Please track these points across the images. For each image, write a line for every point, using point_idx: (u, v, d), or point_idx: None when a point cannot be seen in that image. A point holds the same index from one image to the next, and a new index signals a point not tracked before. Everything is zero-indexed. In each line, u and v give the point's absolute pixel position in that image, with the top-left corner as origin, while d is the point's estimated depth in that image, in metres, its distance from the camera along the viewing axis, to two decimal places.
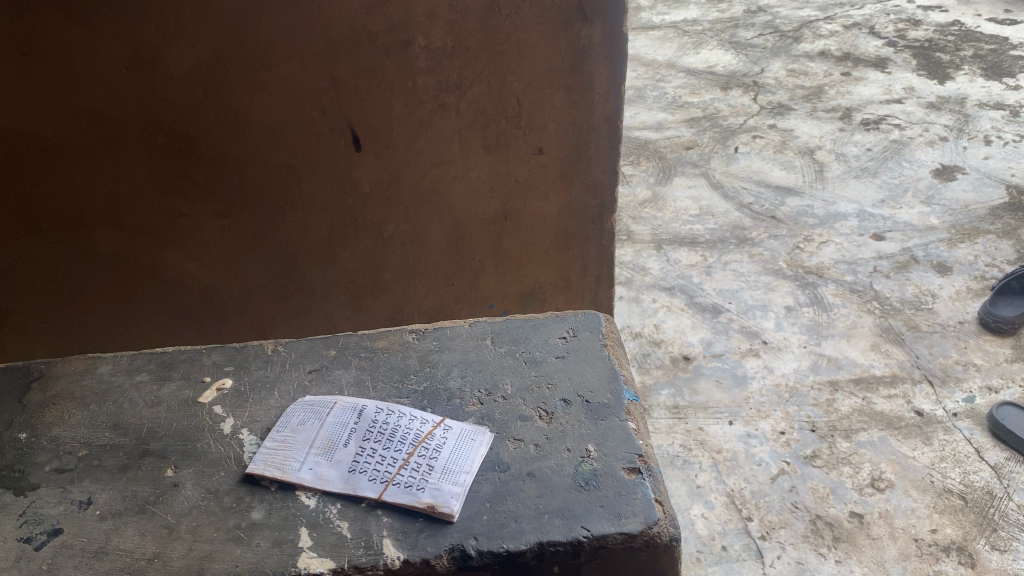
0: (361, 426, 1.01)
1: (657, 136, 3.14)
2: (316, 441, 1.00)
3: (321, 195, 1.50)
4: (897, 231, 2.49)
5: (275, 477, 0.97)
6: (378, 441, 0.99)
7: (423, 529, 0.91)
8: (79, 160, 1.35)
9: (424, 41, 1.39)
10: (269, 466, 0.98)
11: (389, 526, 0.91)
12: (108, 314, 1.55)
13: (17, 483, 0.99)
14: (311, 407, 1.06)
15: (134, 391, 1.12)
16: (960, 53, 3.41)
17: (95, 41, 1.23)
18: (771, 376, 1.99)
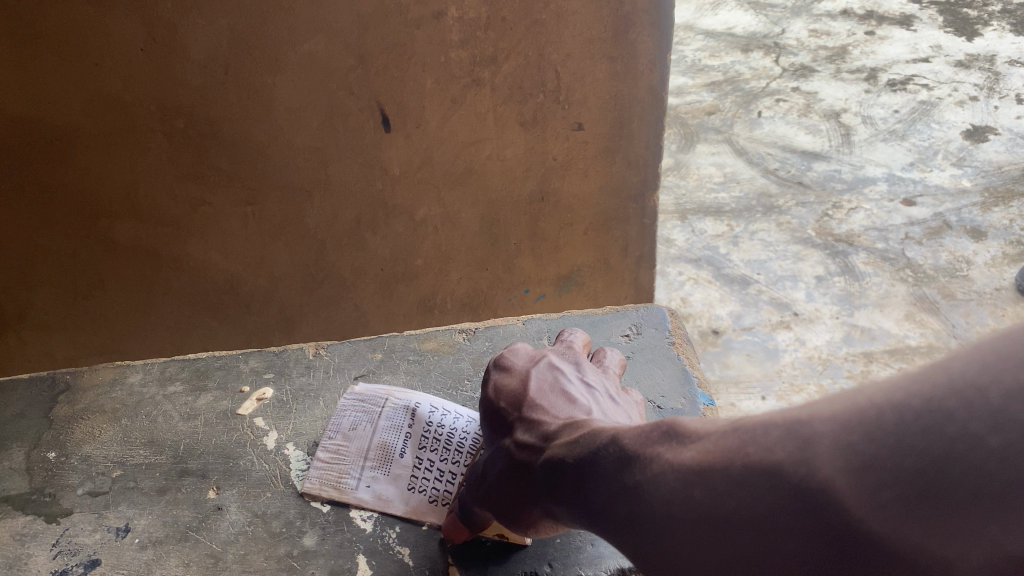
0: (417, 431, 0.95)
1: (678, 101, 3.03)
2: (371, 451, 0.94)
3: (349, 179, 1.42)
4: (928, 195, 2.41)
5: (331, 498, 0.91)
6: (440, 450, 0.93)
7: (491, 555, 0.85)
8: (95, 148, 1.29)
9: (457, 12, 1.28)
10: (324, 484, 0.92)
11: (455, 552, 0.86)
12: (131, 305, 1.51)
13: (48, 508, 0.93)
14: (363, 407, 0.99)
15: (168, 403, 1.05)
16: (988, 8, 3.29)
17: (106, 21, 1.16)
18: (804, 348, 2.02)
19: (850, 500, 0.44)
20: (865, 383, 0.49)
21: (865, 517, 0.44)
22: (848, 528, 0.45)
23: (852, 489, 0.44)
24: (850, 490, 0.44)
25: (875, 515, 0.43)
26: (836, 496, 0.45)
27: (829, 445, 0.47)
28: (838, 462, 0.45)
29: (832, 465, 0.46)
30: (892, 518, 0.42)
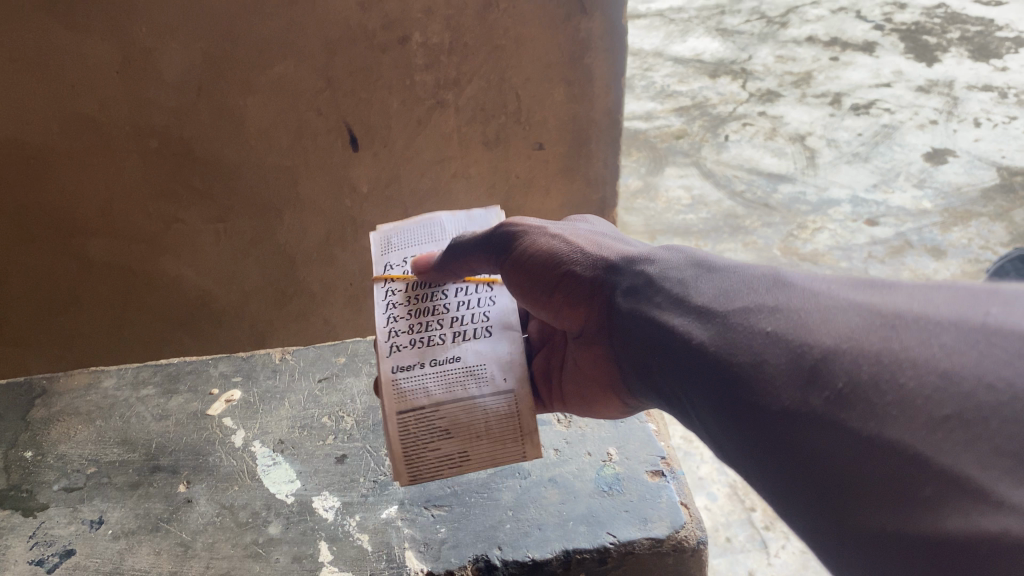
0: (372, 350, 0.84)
1: (647, 126, 3.11)
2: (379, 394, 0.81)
3: (319, 196, 1.48)
4: (891, 216, 2.49)
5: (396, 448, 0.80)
6: (431, 346, 0.80)
7: (445, 540, 0.86)
8: (73, 167, 1.34)
9: (421, 37, 1.33)
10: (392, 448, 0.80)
11: (411, 539, 0.87)
12: (106, 320, 1.56)
13: (25, 503, 0.97)
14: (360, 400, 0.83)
15: (141, 405, 1.10)
16: (947, 35, 3.41)
17: (84, 45, 1.21)
18: None
19: (943, 339, 0.44)
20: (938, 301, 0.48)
21: (936, 342, 0.44)
22: (902, 360, 0.44)
23: (958, 326, 0.44)
24: (949, 332, 0.44)
25: (938, 384, 0.41)
26: (917, 335, 0.45)
27: (960, 303, 0.46)
28: (960, 307, 0.46)
29: (952, 309, 0.46)
30: (930, 420, 0.40)
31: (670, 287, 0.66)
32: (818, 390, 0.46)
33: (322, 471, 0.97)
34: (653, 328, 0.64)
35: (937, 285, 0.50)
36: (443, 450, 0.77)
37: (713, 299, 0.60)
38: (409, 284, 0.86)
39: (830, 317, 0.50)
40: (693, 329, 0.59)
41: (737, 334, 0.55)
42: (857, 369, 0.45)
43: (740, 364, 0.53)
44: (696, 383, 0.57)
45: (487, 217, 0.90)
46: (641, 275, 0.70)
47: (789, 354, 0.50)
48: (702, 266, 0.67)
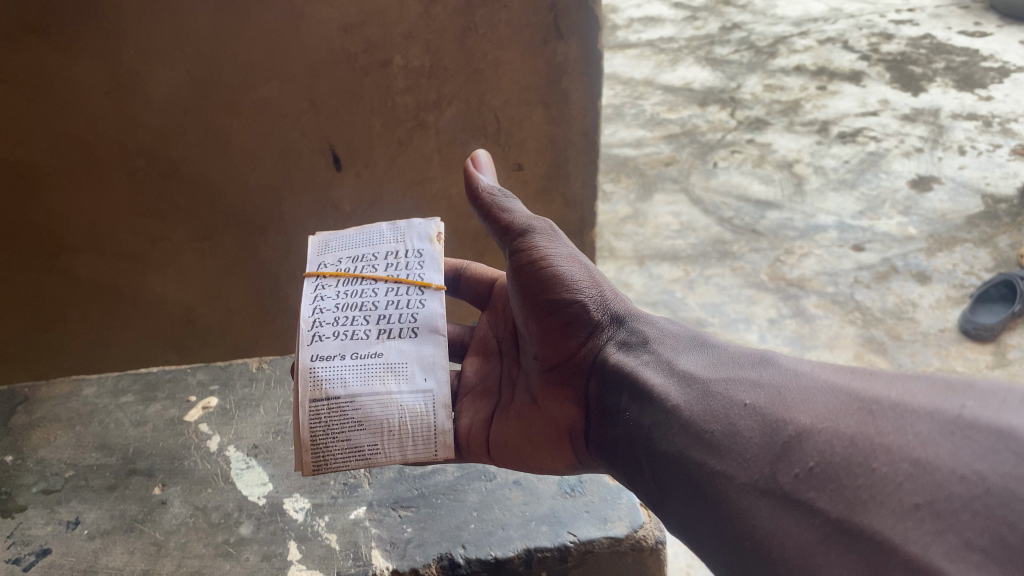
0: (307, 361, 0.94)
1: (637, 153, 3.15)
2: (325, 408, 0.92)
3: (303, 215, 1.51)
4: (876, 241, 2.50)
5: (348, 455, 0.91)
6: (355, 341, 0.94)
7: (410, 540, 0.97)
8: (61, 186, 1.38)
9: (402, 61, 1.37)
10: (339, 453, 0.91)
11: (378, 538, 0.98)
12: (91, 336, 1.58)
13: (4, 505, 1.06)
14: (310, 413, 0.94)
15: (119, 412, 1.20)
16: (932, 65, 3.47)
17: (73, 66, 1.25)
18: None
19: (917, 428, 0.57)
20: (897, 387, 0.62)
21: (911, 430, 0.57)
22: (876, 440, 0.57)
23: (934, 417, 0.57)
24: (923, 421, 0.57)
25: (909, 472, 0.54)
26: (890, 417, 0.59)
27: (936, 394, 0.59)
28: (936, 400, 0.58)
29: (926, 400, 0.59)
30: (907, 506, 0.53)
31: (665, 352, 0.84)
32: (785, 465, 0.61)
33: (294, 474, 1.08)
34: (638, 384, 0.81)
35: (913, 378, 0.62)
36: (355, 442, 0.91)
37: (701, 369, 0.77)
38: (340, 280, 0.99)
39: (811, 397, 0.65)
40: (670, 392, 0.76)
41: (713, 403, 0.71)
42: (829, 451, 0.59)
43: (713, 432, 0.68)
44: (674, 436, 0.72)
45: (425, 225, 1.03)
46: (637, 331, 0.90)
47: (762, 428, 0.65)
48: (698, 338, 0.85)
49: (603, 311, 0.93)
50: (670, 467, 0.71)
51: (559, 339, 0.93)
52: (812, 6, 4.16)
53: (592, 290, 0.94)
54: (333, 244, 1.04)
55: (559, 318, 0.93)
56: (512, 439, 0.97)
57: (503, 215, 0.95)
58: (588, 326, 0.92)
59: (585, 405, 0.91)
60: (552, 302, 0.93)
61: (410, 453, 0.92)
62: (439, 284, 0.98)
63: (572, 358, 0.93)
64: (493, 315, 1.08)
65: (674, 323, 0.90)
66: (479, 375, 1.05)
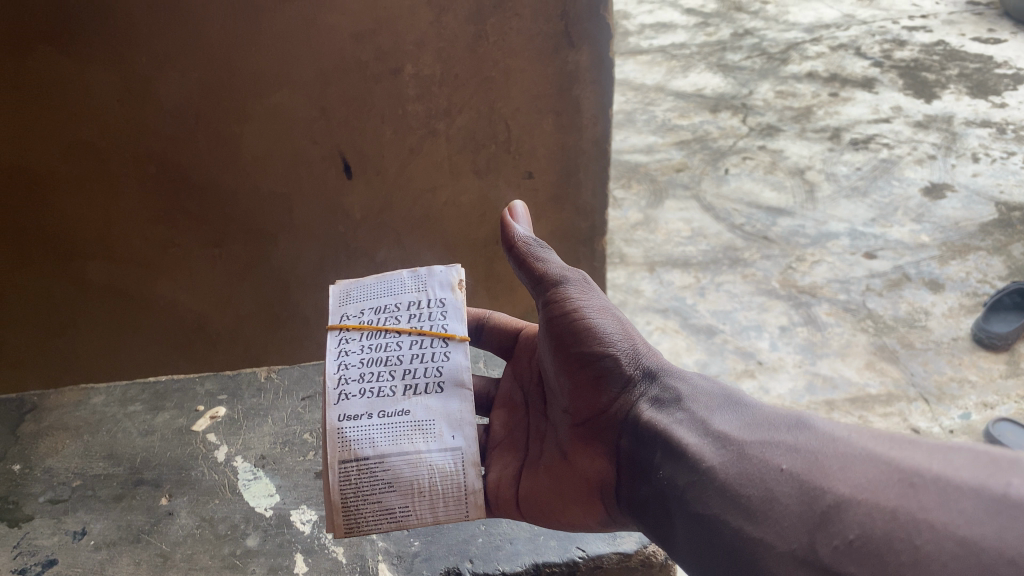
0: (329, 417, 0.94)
1: (647, 159, 3.14)
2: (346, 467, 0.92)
3: (313, 222, 1.51)
4: (889, 249, 2.49)
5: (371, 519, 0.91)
6: (382, 398, 0.94)
7: (418, 553, 1.01)
8: (73, 193, 1.38)
9: (413, 69, 1.37)
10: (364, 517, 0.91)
11: (385, 551, 1.02)
12: (101, 344, 1.58)
13: (12, 514, 1.11)
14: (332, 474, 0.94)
15: (128, 420, 1.27)
16: (946, 72, 3.45)
17: (86, 74, 1.25)
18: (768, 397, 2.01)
19: (962, 505, 0.61)
20: (939, 458, 0.66)
21: (955, 507, 0.61)
22: (919, 517, 0.62)
23: (978, 494, 0.61)
24: (968, 498, 0.61)
25: (954, 551, 0.59)
26: (932, 492, 0.63)
27: (980, 469, 0.63)
28: (980, 476, 0.62)
29: (971, 474, 0.63)
30: None
31: (699, 412, 0.85)
32: (823, 536, 0.66)
33: (301, 485, 1.12)
34: (673, 443, 0.83)
35: (958, 446, 0.67)
36: (385, 503, 0.91)
37: (738, 432, 0.79)
38: (363, 333, 1.00)
39: (849, 464, 0.69)
40: (705, 453, 0.79)
41: (749, 466, 0.75)
42: (870, 525, 0.64)
43: (749, 496, 0.73)
44: (708, 499, 0.75)
45: (446, 273, 1.04)
46: (670, 388, 0.90)
47: (799, 496, 0.70)
48: (733, 399, 0.85)
49: (635, 365, 0.93)
50: (705, 530, 0.74)
51: (591, 393, 0.93)
52: (825, 12, 4.15)
53: (625, 343, 0.94)
54: (355, 293, 1.05)
55: (592, 371, 0.93)
56: (542, 493, 0.96)
57: (538, 263, 0.96)
58: (621, 380, 0.92)
59: (616, 460, 0.90)
60: (585, 354, 0.93)
61: (441, 512, 0.92)
62: (463, 335, 0.98)
63: (603, 412, 0.93)
64: (516, 368, 1.09)
65: (708, 382, 0.90)
66: (505, 429, 1.05)
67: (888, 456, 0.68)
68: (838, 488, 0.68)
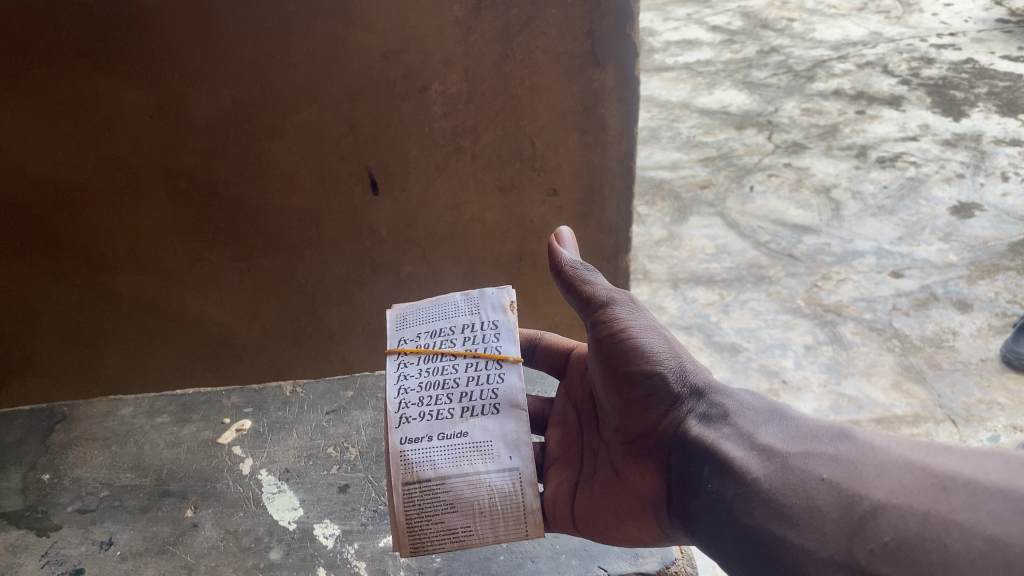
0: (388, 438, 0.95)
1: (672, 176, 3.14)
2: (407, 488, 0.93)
3: (342, 237, 1.52)
4: (916, 268, 2.46)
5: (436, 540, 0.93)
6: (441, 421, 0.95)
7: (440, 569, 1.02)
8: (106, 207, 1.40)
9: (440, 86, 1.38)
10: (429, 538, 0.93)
11: (407, 567, 1.02)
12: (129, 355, 1.60)
13: (41, 523, 1.12)
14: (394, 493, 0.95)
15: (154, 432, 1.28)
16: (974, 90, 3.43)
17: (120, 91, 1.28)
18: None
19: (990, 506, 0.61)
20: (969, 462, 0.66)
21: (983, 508, 0.61)
22: (949, 519, 0.62)
23: (1006, 495, 0.61)
24: (997, 499, 0.61)
25: (982, 549, 0.59)
26: (961, 494, 0.63)
27: (1011, 471, 0.63)
28: (1010, 477, 0.62)
29: (1001, 476, 0.63)
30: None
31: (746, 427, 0.84)
32: (860, 540, 0.66)
33: (324, 499, 1.13)
34: (719, 458, 0.82)
35: (988, 452, 0.67)
36: (448, 524, 0.93)
37: (781, 444, 0.79)
38: (421, 357, 1.00)
39: (886, 471, 0.69)
40: (750, 465, 0.79)
41: (792, 476, 0.75)
42: (904, 527, 0.64)
43: (792, 505, 0.72)
44: (754, 509, 0.75)
45: (498, 294, 1.04)
46: (718, 405, 0.89)
47: (839, 503, 0.69)
48: (779, 414, 0.85)
49: (682, 384, 0.92)
50: (750, 541, 0.74)
51: (640, 412, 0.93)
52: (851, 30, 4.13)
53: (672, 361, 0.93)
54: (412, 317, 1.06)
55: (640, 391, 0.93)
56: (598, 512, 0.97)
57: (586, 287, 0.98)
58: (668, 399, 0.92)
59: (666, 478, 0.90)
60: (633, 374, 0.93)
61: (503, 532, 0.94)
62: (517, 356, 0.98)
63: (653, 431, 0.93)
64: (569, 387, 1.10)
65: (755, 399, 0.89)
66: (561, 447, 1.07)
67: (918, 460, 0.68)
68: (873, 492, 0.68)
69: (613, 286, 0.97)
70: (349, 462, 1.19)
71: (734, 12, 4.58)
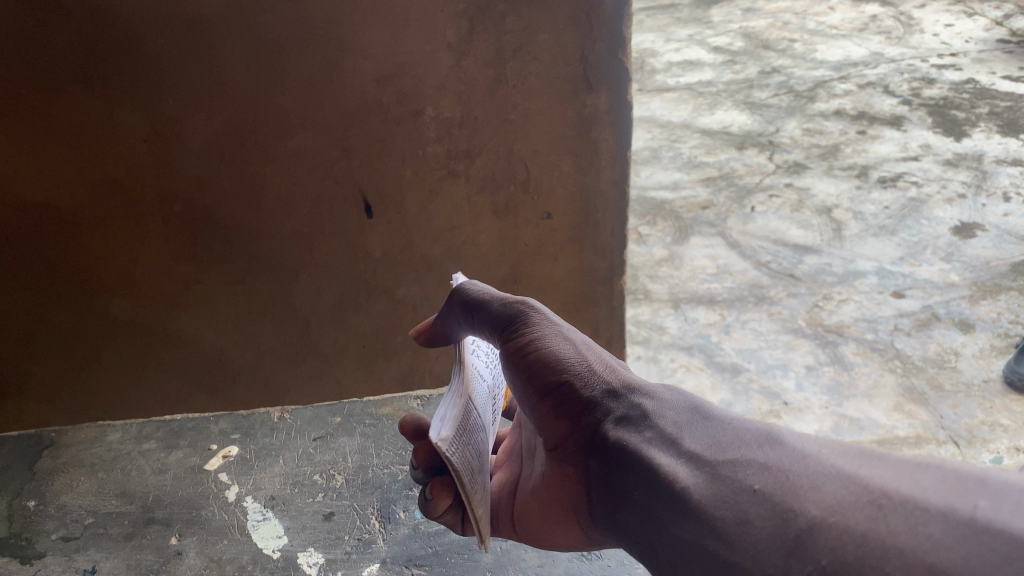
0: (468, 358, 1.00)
1: (673, 196, 3.14)
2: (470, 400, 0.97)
3: (333, 260, 1.52)
4: (917, 288, 2.46)
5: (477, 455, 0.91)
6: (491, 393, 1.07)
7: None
8: (101, 230, 1.40)
9: (433, 111, 1.39)
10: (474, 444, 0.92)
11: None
12: (124, 379, 1.60)
13: (25, 551, 1.22)
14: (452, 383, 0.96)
15: (141, 458, 1.40)
16: (975, 110, 3.43)
17: (114, 115, 1.28)
18: None
19: (930, 529, 0.61)
20: (904, 479, 0.67)
21: (923, 532, 0.61)
22: (889, 543, 0.62)
23: (951, 519, 0.61)
24: (937, 522, 0.62)
25: None
26: (899, 516, 0.63)
27: (948, 489, 0.65)
28: (950, 499, 0.63)
29: (940, 497, 0.64)
30: None
31: (668, 430, 0.87)
32: (798, 561, 0.66)
33: (309, 527, 1.23)
34: (643, 464, 0.84)
35: (922, 468, 0.68)
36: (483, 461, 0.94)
37: (708, 451, 0.81)
38: None
39: (819, 485, 0.70)
40: (678, 473, 0.80)
41: (722, 486, 0.75)
42: (842, 549, 0.64)
43: (723, 519, 0.72)
44: (685, 521, 0.75)
45: None
46: (637, 407, 0.92)
47: (773, 518, 0.70)
48: (704, 419, 0.88)
49: (596, 388, 0.96)
50: (687, 555, 0.74)
51: (556, 419, 0.97)
52: (853, 50, 4.14)
53: (584, 365, 0.98)
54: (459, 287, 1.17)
55: (552, 399, 0.97)
56: (531, 517, 1.03)
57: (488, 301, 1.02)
58: (581, 405, 0.95)
59: (583, 484, 0.93)
60: (546, 385, 0.97)
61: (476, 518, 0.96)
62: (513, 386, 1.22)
63: (569, 437, 0.96)
64: None
65: (674, 396, 0.94)
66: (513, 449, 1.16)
67: (851, 478, 0.69)
68: (808, 510, 0.68)
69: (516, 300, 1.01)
70: (334, 491, 1.30)
71: (735, 32, 4.60)
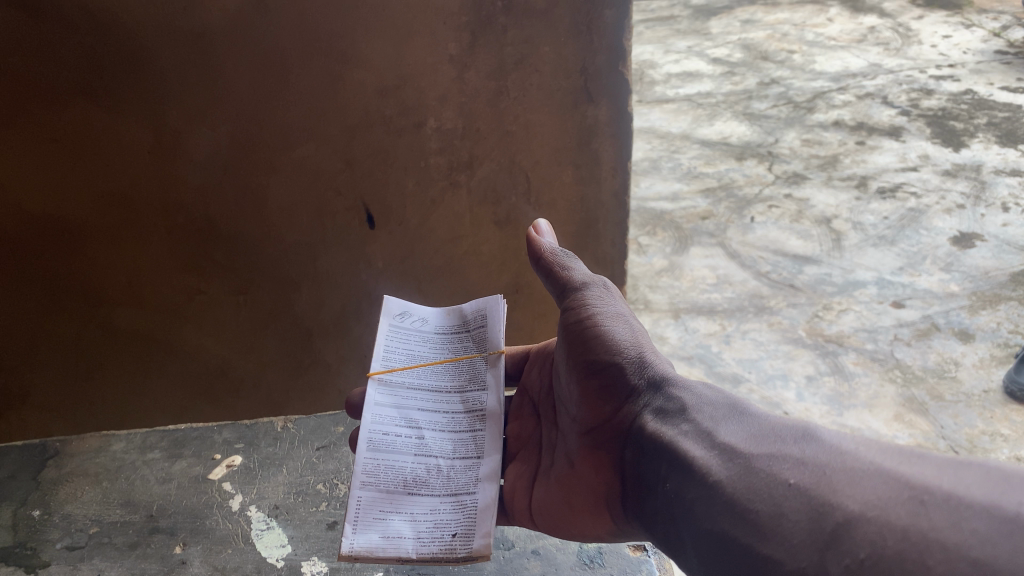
0: (415, 445, 1.10)
1: (673, 207, 3.15)
2: (397, 475, 1.07)
3: (337, 270, 1.53)
4: (917, 298, 2.47)
5: (375, 530, 1.01)
6: (465, 452, 1.10)
7: None
8: (103, 242, 1.39)
9: (435, 123, 1.41)
10: (373, 517, 1.03)
11: None
12: (125, 389, 1.60)
13: (30, 560, 1.23)
14: (385, 461, 1.08)
15: (146, 469, 1.41)
16: (974, 121, 3.44)
17: (120, 128, 1.27)
18: None
19: (974, 525, 0.60)
20: (947, 474, 0.66)
21: (967, 527, 0.60)
22: (932, 539, 0.61)
23: (991, 516, 0.60)
24: (981, 518, 0.61)
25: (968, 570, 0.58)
26: (940, 511, 0.63)
27: (991, 487, 0.63)
28: (993, 494, 0.62)
29: (982, 491, 0.63)
30: None
31: (705, 424, 0.88)
32: (834, 554, 0.66)
33: (313, 536, 1.24)
34: (679, 456, 0.85)
35: (966, 464, 0.67)
36: (398, 526, 1.02)
37: (744, 444, 0.81)
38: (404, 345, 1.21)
39: (858, 481, 0.69)
40: (712, 467, 0.80)
41: (754, 480, 0.76)
42: (881, 543, 0.63)
43: (758, 512, 0.73)
44: (717, 515, 0.76)
45: (472, 311, 1.24)
46: (675, 400, 0.94)
47: (808, 512, 0.70)
48: (739, 412, 0.88)
49: (640, 376, 0.99)
50: (716, 550, 0.75)
51: (598, 403, 1.01)
52: (852, 61, 4.16)
53: (633, 351, 1.01)
54: (490, 318, 1.21)
55: (598, 380, 1.01)
56: (555, 505, 1.05)
57: (564, 272, 1.08)
58: (626, 391, 0.99)
59: (618, 472, 0.97)
60: (595, 362, 1.01)
61: (352, 525, 1.02)
62: (470, 356, 1.19)
63: (608, 423, 1.00)
64: (527, 385, 1.23)
65: (714, 393, 0.93)
66: (522, 443, 1.17)
67: (889, 473, 0.69)
68: (850, 503, 0.68)
69: (589, 273, 1.08)
70: (337, 500, 1.31)
71: (734, 44, 4.62)
